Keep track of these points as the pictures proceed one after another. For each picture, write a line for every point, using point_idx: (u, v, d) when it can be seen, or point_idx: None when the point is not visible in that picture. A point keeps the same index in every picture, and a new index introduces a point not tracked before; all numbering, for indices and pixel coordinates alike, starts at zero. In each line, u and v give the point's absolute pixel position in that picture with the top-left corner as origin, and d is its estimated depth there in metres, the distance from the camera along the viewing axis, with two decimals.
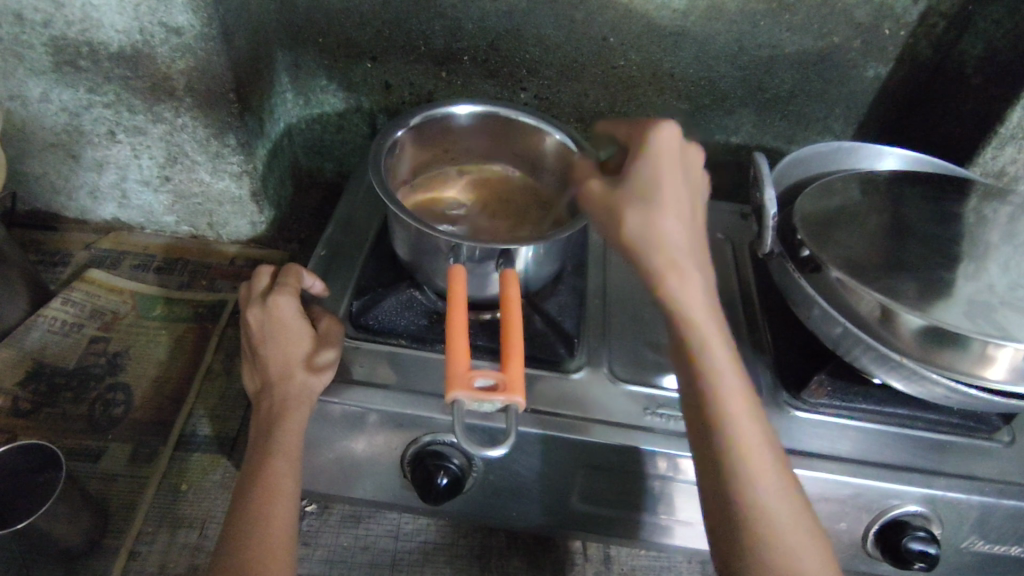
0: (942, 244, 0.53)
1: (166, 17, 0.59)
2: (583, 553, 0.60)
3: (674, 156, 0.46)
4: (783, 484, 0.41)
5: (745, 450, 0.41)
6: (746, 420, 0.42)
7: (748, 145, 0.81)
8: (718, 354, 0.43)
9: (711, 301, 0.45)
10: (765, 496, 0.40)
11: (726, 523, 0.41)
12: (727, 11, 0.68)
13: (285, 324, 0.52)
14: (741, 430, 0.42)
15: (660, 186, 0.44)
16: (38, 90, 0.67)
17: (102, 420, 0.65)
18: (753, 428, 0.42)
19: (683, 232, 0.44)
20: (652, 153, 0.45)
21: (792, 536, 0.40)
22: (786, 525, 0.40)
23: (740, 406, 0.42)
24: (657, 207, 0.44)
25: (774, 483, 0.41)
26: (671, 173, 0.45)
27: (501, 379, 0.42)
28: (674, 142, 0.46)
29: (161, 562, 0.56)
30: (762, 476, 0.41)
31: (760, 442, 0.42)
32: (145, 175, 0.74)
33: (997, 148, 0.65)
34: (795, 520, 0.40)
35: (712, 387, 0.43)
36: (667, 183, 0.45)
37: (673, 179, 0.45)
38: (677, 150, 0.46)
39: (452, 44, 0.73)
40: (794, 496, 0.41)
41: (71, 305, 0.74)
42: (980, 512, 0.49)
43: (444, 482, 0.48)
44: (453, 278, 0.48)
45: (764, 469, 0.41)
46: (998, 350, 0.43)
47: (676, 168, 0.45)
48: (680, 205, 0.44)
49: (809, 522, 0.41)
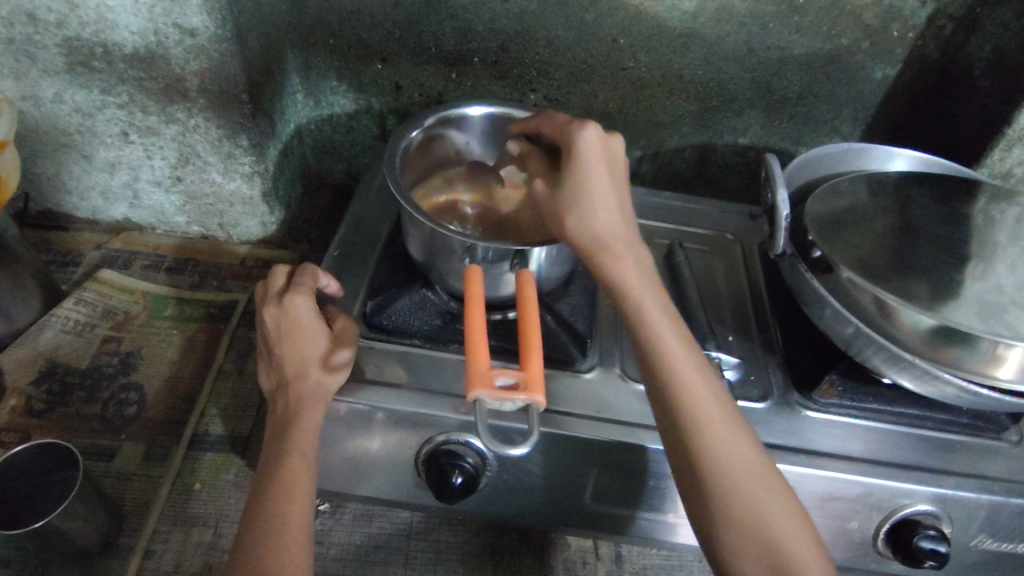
0: (952, 245, 0.53)
1: (181, 18, 0.60)
2: (595, 553, 0.60)
3: (597, 153, 0.48)
4: (745, 454, 0.42)
5: (704, 424, 0.42)
6: (700, 395, 0.43)
7: (757, 146, 0.81)
8: (668, 339, 0.45)
9: (656, 289, 0.47)
10: (735, 475, 0.41)
11: (698, 502, 0.42)
12: (737, 13, 0.68)
13: (301, 323, 0.52)
14: (702, 414, 0.43)
15: (588, 185, 0.46)
16: (51, 91, 0.67)
17: (115, 419, 0.65)
18: (709, 401, 0.43)
19: (616, 224, 0.47)
20: (578, 153, 0.47)
21: (764, 509, 0.41)
22: (756, 496, 0.41)
23: (694, 382, 0.44)
24: (587, 208, 0.46)
25: (746, 463, 0.42)
26: (597, 172, 0.47)
27: (523, 378, 0.43)
28: (597, 139, 0.48)
29: (175, 561, 0.56)
30: (723, 449, 0.42)
31: (716, 415, 0.43)
32: (156, 175, 0.75)
33: (1005, 150, 0.66)
34: (776, 503, 0.41)
35: (665, 368, 0.44)
36: (596, 184, 0.47)
37: (597, 176, 0.47)
38: (600, 146, 0.48)
39: (463, 45, 0.73)
40: (762, 468, 0.42)
41: (83, 305, 0.74)
42: (989, 510, 0.50)
43: (459, 481, 0.48)
44: (470, 279, 0.49)
45: (724, 441, 0.42)
46: (1008, 350, 0.44)
47: (600, 165, 0.47)
48: (605, 203, 0.47)
49: (786, 498, 0.41)
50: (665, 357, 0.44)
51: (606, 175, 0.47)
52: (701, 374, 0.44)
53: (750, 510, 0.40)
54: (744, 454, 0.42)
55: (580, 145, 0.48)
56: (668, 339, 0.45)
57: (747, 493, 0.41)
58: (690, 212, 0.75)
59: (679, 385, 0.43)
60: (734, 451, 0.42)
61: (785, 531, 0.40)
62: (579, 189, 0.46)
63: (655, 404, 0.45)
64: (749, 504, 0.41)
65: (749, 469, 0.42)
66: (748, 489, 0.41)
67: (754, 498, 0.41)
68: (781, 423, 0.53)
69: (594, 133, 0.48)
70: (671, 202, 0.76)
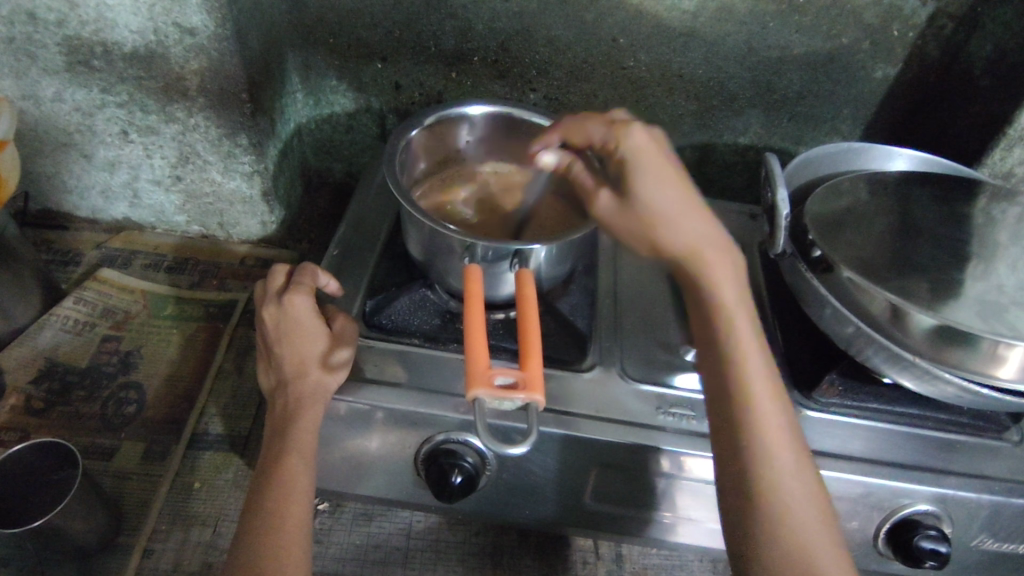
0: (952, 244, 0.53)
1: (181, 17, 0.60)
2: (595, 552, 0.60)
3: (655, 155, 0.47)
4: (800, 473, 0.42)
5: (768, 441, 0.42)
6: (772, 413, 0.44)
7: (757, 145, 0.81)
8: (747, 350, 0.45)
9: (742, 300, 0.46)
10: (780, 487, 0.42)
11: (737, 507, 0.42)
12: (737, 12, 0.68)
13: (301, 322, 0.52)
14: (766, 427, 0.43)
15: (655, 195, 0.45)
16: (51, 90, 0.67)
17: (114, 418, 0.65)
18: (777, 420, 0.43)
19: (693, 233, 0.46)
20: (633, 155, 0.46)
21: (802, 527, 0.41)
22: (800, 516, 0.41)
23: (766, 402, 0.44)
24: (661, 216, 0.45)
25: (794, 477, 0.42)
26: (662, 177, 0.46)
27: (522, 378, 0.43)
28: (648, 143, 0.47)
29: (174, 561, 0.56)
30: (779, 466, 0.42)
31: (780, 433, 0.43)
32: (156, 174, 0.75)
33: (1006, 149, 0.66)
34: (811, 518, 0.41)
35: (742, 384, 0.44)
36: (664, 189, 0.45)
37: (661, 183, 0.45)
38: (659, 152, 0.47)
39: (463, 44, 0.73)
40: (810, 487, 0.42)
41: (83, 304, 0.74)
42: (990, 511, 0.50)
43: (459, 480, 0.48)
44: (470, 278, 0.49)
45: (780, 455, 0.42)
46: (1009, 350, 0.43)
47: (666, 168, 0.46)
48: (681, 209, 0.45)
49: (823, 518, 0.42)
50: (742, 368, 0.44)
51: (674, 177, 0.46)
52: (773, 393, 0.44)
53: (788, 526, 0.41)
54: (794, 470, 0.42)
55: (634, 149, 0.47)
56: (750, 358, 0.45)
57: (792, 511, 0.41)
58: None
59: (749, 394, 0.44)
60: (790, 469, 0.42)
61: (813, 546, 0.40)
62: (647, 196, 0.45)
63: (718, 411, 0.45)
64: (783, 515, 0.41)
65: (796, 483, 0.42)
66: (789, 502, 0.41)
67: (789, 511, 0.41)
68: None
69: (641, 137, 0.47)
70: None
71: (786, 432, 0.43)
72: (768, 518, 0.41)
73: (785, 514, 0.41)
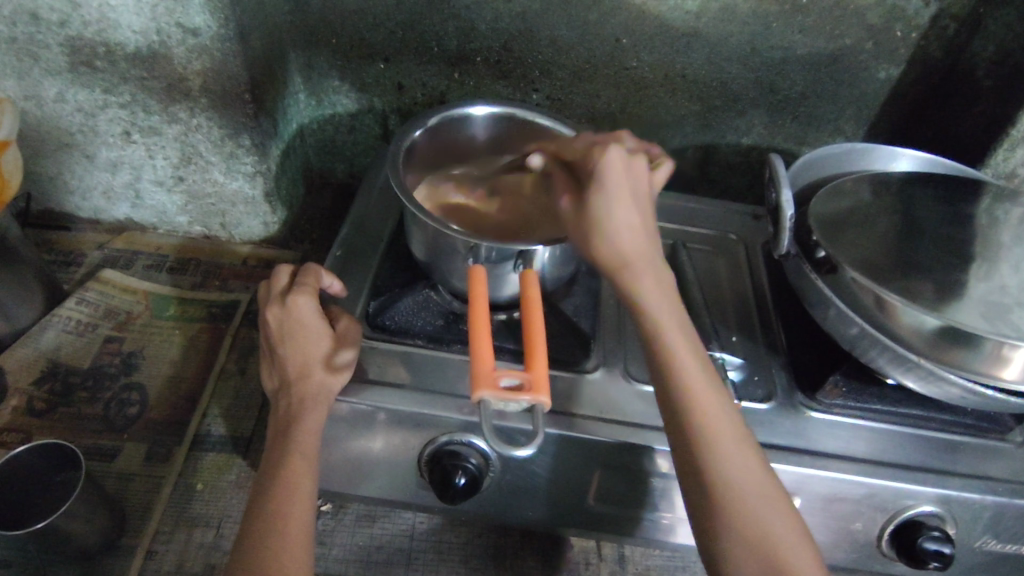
0: (956, 245, 0.53)
1: (183, 17, 0.59)
2: (598, 553, 0.60)
3: (622, 176, 0.45)
4: (756, 474, 0.42)
5: (714, 434, 0.42)
6: (715, 412, 0.43)
7: (760, 146, 0.81)
8: (681, 345, 0.44)
9: (673, 297, 0.46)
10: (738, 482, 0.41)
11: (702, 508, 0.41)
12: (740, 12, 0.68)
13: (304, 323, 0.52)
14: (711, 423, 0.42)
15: (612, 211, 0.45)
16: (54, 91, 0.67)
17: (117, 419, 0.65)
18: (723, 422, 0.43)
19: (640, 245, 0.45)
20: (601, 176, 0.45)
21: (772, 527, 0.40)
22: (763, 510, 0.40)
23: (708, 404, 0.43)
24: (612, 232, 0.45)
25: (748, 471, 0.41)
26: (620, 197, 0.45)
27: (527, 379, 0.43)
28: (622, 161, 0.45)
29: (177, 562, 0.56)
30: (732, 471, 0.41)
31: (728, 433, 0.42)
32: (159, 175, 0.75)
33: (1009, 150, 0.65)
34: (776, 511, 0.41)
35: (676, 385, 0.43)
36: (620, 208, 0.45)
37: (623, 208, 0.45)
38: (626, 169, 0.45)
39: (465, 45, 0.73)
40: (767, 485, 0.42)
41: (85, 305, 0.74)
42: (993, 512, 0.50)
43: (463, 482, 0.48)
44: (474, 278, 0.49)
45: (731, 451, 0.42)
46: (1013, 352, 0.43)
47: (625, 190, 0.45)
48: (630, 227, 0.45)
49: (786, 513, 0.41)
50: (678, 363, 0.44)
51: (631, 198, 0.45)
52: (716, 395, 0.43)
53: (752, 529, 0.40)
54: (749, 463, 0.42)
55: (609, 166, 0.45)
56: (686, 362, 0.44)
57: (754, 510, 0.40)
58: (692, 211, 0.75)
59: (688, 389, 0.43)
60: (743, 468, 0.41)
61: (782, 540, 0.40)
62: (603, 212, 0.45)
63: (665, 412, 0.44)
64: (744, 511, 0.40)
65: (753, 475, 0.41)
66: (749, 496, 0.41)
67: (751, 505, 0.40)
68: (785, 424, 0.53)
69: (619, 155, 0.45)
70: (673, 202, 0.76)
71: (733, 425, 0.43)
72: (729, 524, 0.40)
73: (748, 519, 0.40)
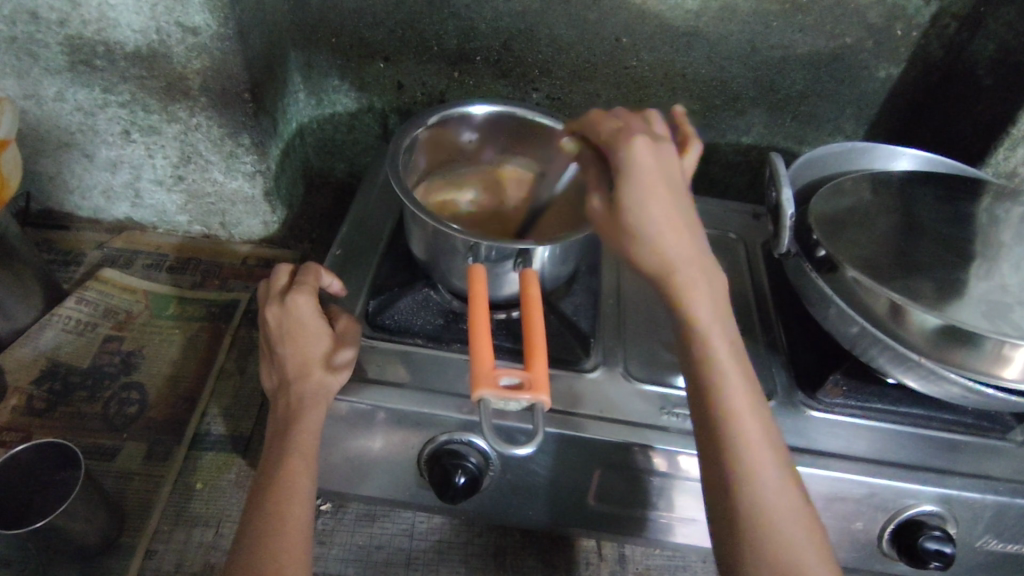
0: (956, 244, 0.53)
1: (183, 16, 0.59)
2: (597, 553, 0.60)
3: (651, 171, 0.43)
4: (784, 486, 0.41)
5: (749, 445, 0.42)
6: (750, 423, 0.42)
7: (760, 146, 0.81)
8: (725, 357, 0.44)
9: (720, 308, 0.45)
10: (766, 492, 0.41)
11: (725, 514, 0.41)
12: (739, 12, 0.68)
13: (303, 322, 0.52)
14: (746, 434, 0.42)
15: (643, 208, 0.43)
16: (53, 90, 0.67)
17: (117, 419, 0.65)
18: (757, 431, 0.42)
19: (683, 250, 0.44)
20: (625, 170, 0.43)
21: (794, 541, 0.40)
22: (787, 522, 0.40)
23: (745, 414, 0.43)
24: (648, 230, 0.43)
25: (777, 484, 0.41)
26: (649, 190, 0.43)
27: (527, 378, 0.43)
28: (648, 153, 0.44)
29: (177, 562, 0.56)
30: (761, 481, 0.41)
31: (760, 445, 0.42)
32: (159, 174, 0.74)
33: (1010, 149, 0.65)
34: (799, 526, 0.40)
35: (714, 394, 0.43)
36: (655, 203, 0.43)
37: (655, 203, 0.43)
38: (654, 161, 0.43)
39: (465, 44, 0.73)
40: (794, 498, 0.41)
41: (85, 304, 0.74)
42: (995, 511, 0.49)
43: (463, 481, 0.48)
44: (474, 277, 0.49)
45: (762, 462, 0.41)
46: (1013, 351, 0.43)
47: (657, 184, 0.43)
48: (665, 224, 0.43)
49: (810, 527, 0.41)
50: (718, 373, 0.43)
51: (665, 191, 0.43)
52: (753, 405, 0.43)
53: (773, 538, 0.40)
54: (777, 475, 0.41)
55: (635, 158, 0.43)
56: (728, 372, 0.44)
57: (778, 521, 0.40)
58: None
59: (726, 399, 0.43)
60: (773, 480, 0.41)
61: (802, 552, 0.39)
62: (634, 209, 0.43)
63: (699, 418, 0.44)
64: (767, 521, 0.40)
65: (780, 488, 0.41)
66: (773, 507, 0.40)
67: (774, 515, 0.40)
68: (785, 423, 0.53)
69: (643, 147, 0.44)
70: None
71: (767, 437, 0.43)
72: (755, 532, 0.40)
73: (770, 528, 0.40)
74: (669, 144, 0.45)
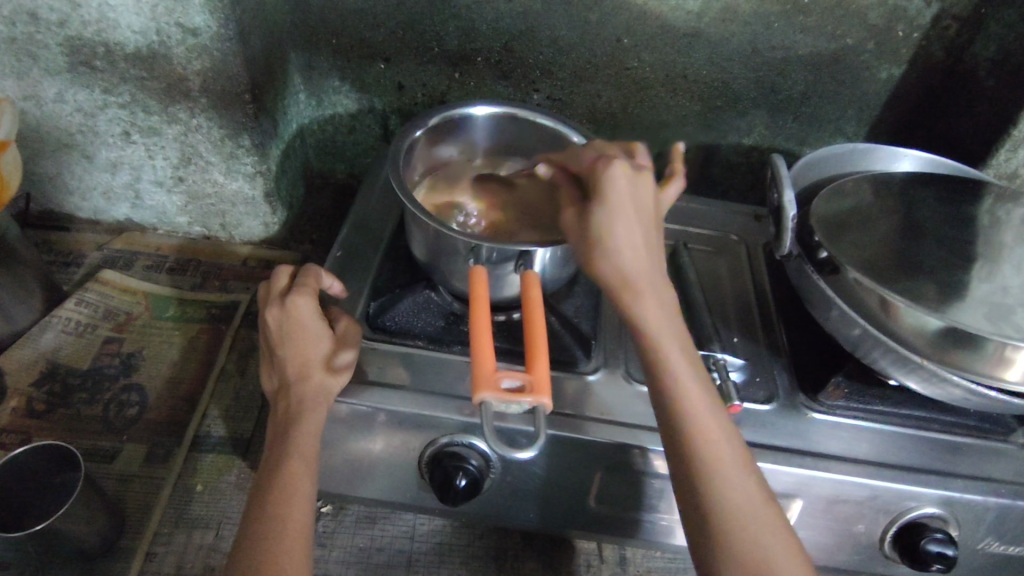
0: (958, 245, 0.53)
1: (183, 17, 0.59)
2: (598, 555, 0.60)
3: (625, 197, 0.44)
4: (751, 491, 0.41)
5: (711, 453, 0.42)
6: (712, 431, 0.42)
7: (761, 146, 0.81)
8: (680, 365, 0.44)
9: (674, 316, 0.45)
10: (733, 499, 0.41)
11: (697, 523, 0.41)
12: (740, 13, 0.68)
13: (304, 325, 0.52)
14: (708, 442, 0.42)
15: (612, 226, 0.44)
16: (53, 91, 0.67)
17: (117, 421, 0.65)
18: (718, 439, 0.42)
19: (641, 265, 0.44)
20: (604, 193, 0.44)
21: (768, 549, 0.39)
22: (757, 528, 0.40)
23: (706, 423, 0.42)
24: (614, 245, 0.44)
25: (744, 488, 0.41)
26: (620, 212, 0.44)
27: (529, 381, 0.43)
28: (625, 179, 0.45)
29: (177, 564, 0.55)
30: (727, 488, 0.41)
31: (728, 455, 0.42)
32: (159, 175, 0.74)
33: (1011, 150, 0.65)
34: (771, 531, 0.40)
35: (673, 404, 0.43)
36: (619, 223, 0.44)
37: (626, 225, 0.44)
38: (627, 187, 0.45)
39: (465, 44, 0.73)
40: (762, 503, 0.41)
41: (84, 306, 0.74)
42: (997, 514, 0.49)
43: (463, 484, 0.48)
44: (474, 279, 0.48)
45: (726, 469, 0.41)
46: (1015, 353, 0.43)
47: (627, 206, 0.44)
48: (632, 242, 0.44)
49: (782, 531, 0.41)
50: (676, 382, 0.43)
51: (632, 216, 0.44)
52: (713, 414, 0.43)
53: (744, 544, 0.39)
54: (744, 480, 0.41)
55: (610, 182, 0.44)
56: (687, 380, 0.43)
57: (749, 526, 0.40)
58: (694, 211, 0.75)
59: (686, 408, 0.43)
60: (740, 486, 0.41)
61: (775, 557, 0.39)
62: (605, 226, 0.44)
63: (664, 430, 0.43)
64: (738, 526, 0.40)
65: (747, 493, 0.41)
66: (743, 513, 0.40)
67: (744, 519, 0.40)
68: (787, 426, 0.53)
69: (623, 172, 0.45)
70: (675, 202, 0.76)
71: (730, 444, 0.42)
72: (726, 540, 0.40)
73: (741, 534, 0.40)
74: (646, 171, 0.47)
